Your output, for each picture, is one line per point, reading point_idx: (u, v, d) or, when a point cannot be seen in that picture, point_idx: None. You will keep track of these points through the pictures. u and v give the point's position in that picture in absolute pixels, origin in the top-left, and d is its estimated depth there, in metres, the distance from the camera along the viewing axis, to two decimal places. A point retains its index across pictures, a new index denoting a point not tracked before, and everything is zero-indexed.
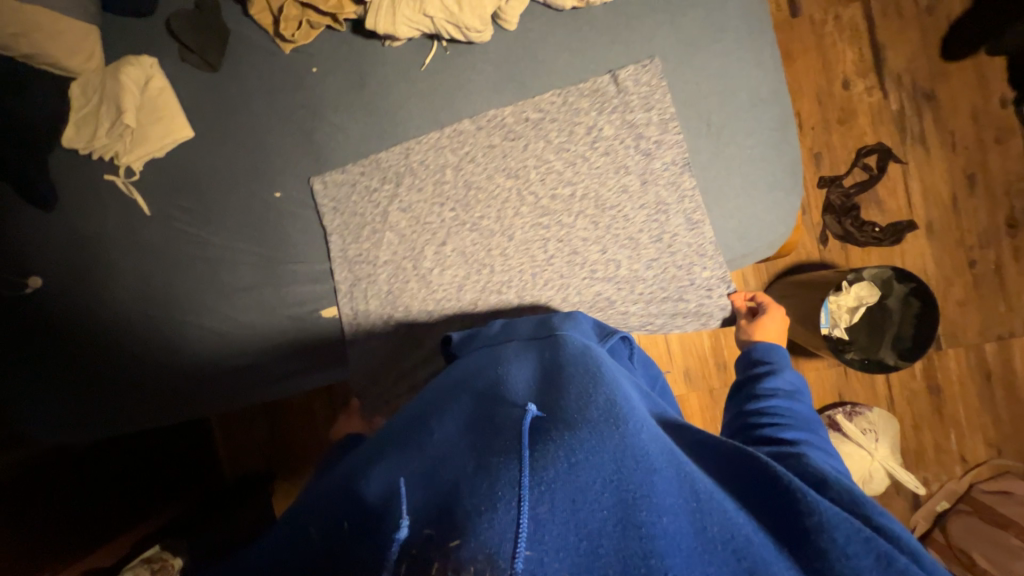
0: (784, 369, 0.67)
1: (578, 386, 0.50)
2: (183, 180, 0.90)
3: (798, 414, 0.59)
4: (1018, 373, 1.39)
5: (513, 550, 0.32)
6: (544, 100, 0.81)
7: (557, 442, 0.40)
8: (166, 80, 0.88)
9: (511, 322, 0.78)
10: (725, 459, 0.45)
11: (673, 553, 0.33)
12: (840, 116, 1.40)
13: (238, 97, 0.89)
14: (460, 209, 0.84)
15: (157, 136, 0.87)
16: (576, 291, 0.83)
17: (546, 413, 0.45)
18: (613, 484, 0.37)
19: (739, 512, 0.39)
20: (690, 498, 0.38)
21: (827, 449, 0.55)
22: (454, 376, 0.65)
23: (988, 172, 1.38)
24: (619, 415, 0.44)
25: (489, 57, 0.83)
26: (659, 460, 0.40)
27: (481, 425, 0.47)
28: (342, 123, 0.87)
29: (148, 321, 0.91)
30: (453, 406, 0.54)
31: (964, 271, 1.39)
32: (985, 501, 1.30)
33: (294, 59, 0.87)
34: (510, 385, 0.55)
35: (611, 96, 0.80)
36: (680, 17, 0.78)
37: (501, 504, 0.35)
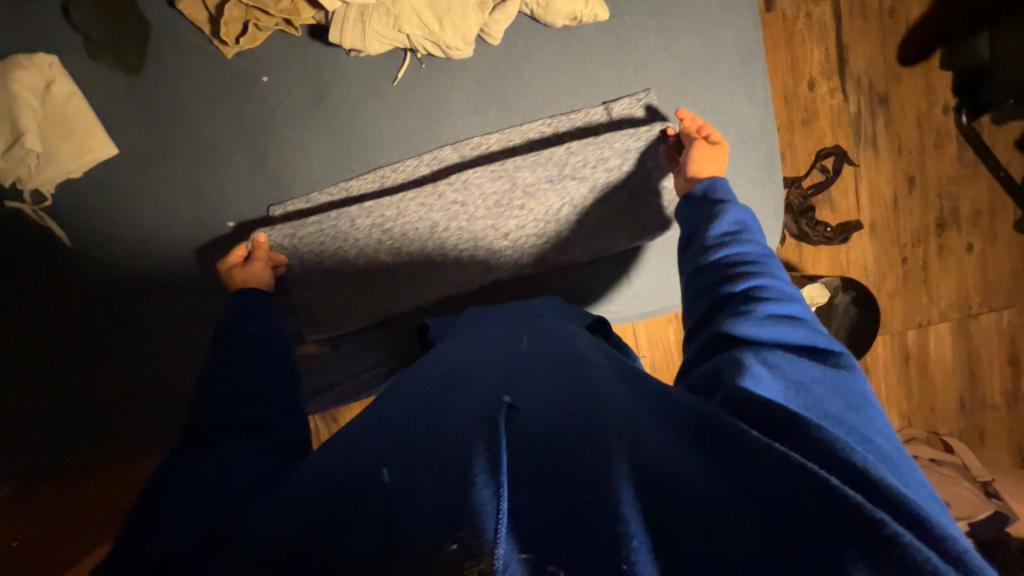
0: (732, 206, 0.65)
1: (553, 373, 0.51)
2: (109, 203, 0.77)
3: (754, 256, 0.59)
4: (931, 355, 1.58)
5: (492, 544, 0.31)
6: (534, 125, 0.76)
7: (542, 436, 0.40)
8: (72, 83, 0.72)
9: (484, 311, 0.76)
10: (690, 419, 0.42)
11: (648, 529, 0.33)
12: (804, 117, 1.43)
13: (169, 105, 0.75)
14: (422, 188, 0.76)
15: (71, 155, 0.73)
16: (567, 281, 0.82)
17: (524, 404, 0.44)
18: (596, 465, 0.37)
19: (709, 472, 0.37)
20: (667, 469, 0.37)
21: (781, 287, 0.56)
22: (426, 362, 0.62)
23: (926, 175, 1.49)
24: (592, 396, 0.45)
25: (477, 76, 0.75)
26: (638, 433, 0.40)
27: (450, 416, 0.44)
28: (301, 141, 0.76)
29: (84, 360, 0.80)
30: (426, 395, 0.50)
31: (897, 267, 1.53)
32: None
33: (239, 65, 0.73)
34: (485, 372, 0.52)
35: (595, 113, 0.76)
36: (676, 45, 0.75)
37: (478, 500, 0.34)
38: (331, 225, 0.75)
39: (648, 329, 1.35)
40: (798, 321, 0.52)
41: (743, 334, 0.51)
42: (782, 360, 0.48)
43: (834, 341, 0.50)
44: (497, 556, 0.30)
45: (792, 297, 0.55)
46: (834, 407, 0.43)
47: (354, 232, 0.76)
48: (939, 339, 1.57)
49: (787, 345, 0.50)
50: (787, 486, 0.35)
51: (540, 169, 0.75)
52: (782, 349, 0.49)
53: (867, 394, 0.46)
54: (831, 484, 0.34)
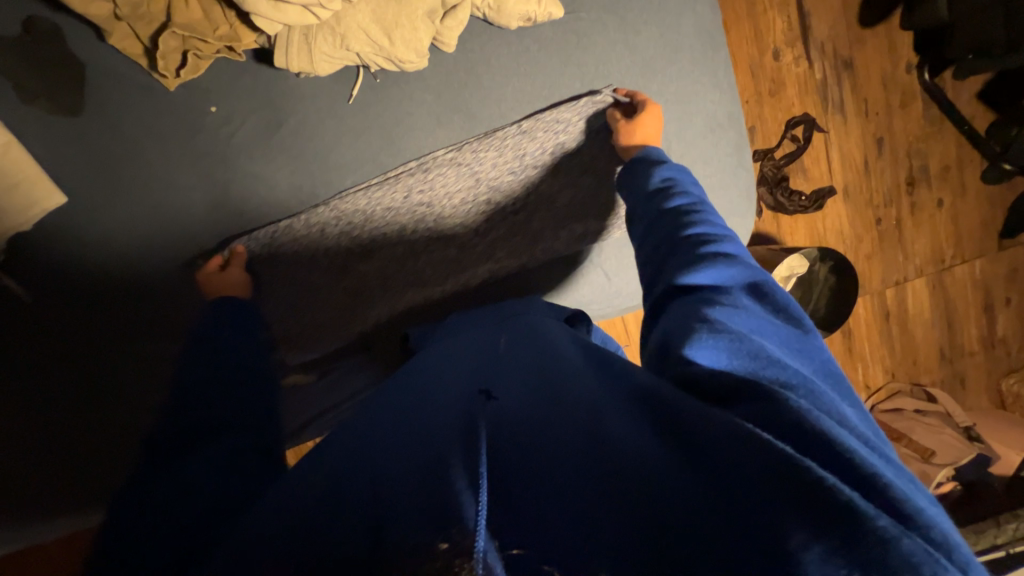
0: (668, 165, 0.66)
1: (529, 368, 0.50)
2: (61, 254, 0.72)
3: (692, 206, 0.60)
4: (909, 311, 1.63)
5: (473, 536, 0.30)
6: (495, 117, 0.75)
7: (522, 436, 0.39)
8: (6, 133, 0.66)
9: (465, 315, 0.76)
10: (650, 398, 0.42)
11: (636, 511, 0.34)
12: (771, 88, 1.43)
13: (117, 145, 0.71)
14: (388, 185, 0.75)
15: (18, 209, 0.68)
16: (540, 276, 0.82)
17: (503, 399, 0.44)
18: (571, 469, 0.36)
19: (677, 463, 0.36)
20: (649, 456, 0.37)
21: (718, 232, 0.57)
22: (404, 373, 0.60)
23: (894, 135, 1.51)
24: (565, 390, 0.45)
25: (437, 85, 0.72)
26: (616, 423, 0.40)
27: (426, 425, 0.43)
28: (260, 169, 0.73)
29: (48, 420, 0.73)
30: (405, 405, 0.49)
31: (872, 228, 1.55)
32: (883, 421, 1.57)
33: (185, 97, 0.70)
34: (463, 375, 0.51)
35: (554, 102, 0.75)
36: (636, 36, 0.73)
37: (457, 495, 0.33)
38: (300, 229, 0.75)
39: None
40: (735, 263, 0.53)
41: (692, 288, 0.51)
42: (723, 302, 0.48)
43: (767, 278, 0.52)
44: (478, 549, 0.29)
45: (727, 241, 0.56)
46: (773, 345, 0.44)
47: (322, 237, 0.75)
48: (916, 294, 1.62)
49: (726, 285, 0.51)
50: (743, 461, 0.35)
51: (500, 156, 0.75)
52: (721, 290, 0.50)
53: (800, 326, 0.47)
54: (784, 453, 0.34)
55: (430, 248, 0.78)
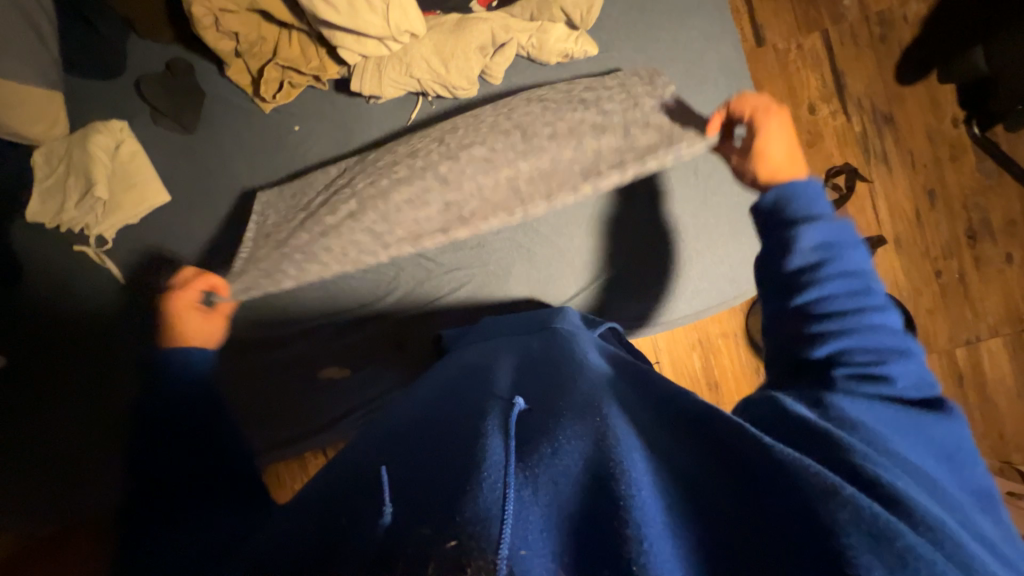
0: (823, 225, 0.53)
1: (566, 379, 0.49)
2: (155, 244, 0.84)
3: (841, 298, 0.51)
4: (987, 375, 1.46)
5: (497, 541, 0.28)
6: (541, 132, 0.73)
7: (545, 434, 0.38)
8: (138, 143, 0.83)
9: (498, 319, 0.79)
10: (688, 423, 0.41)
11: (652, 522, 0.30)
12: (809, 139, 1.46)
13: (218, 156, 0.85)
14: (439, 215, 0.71)
15: (133, 203, 0.82)
16: (573, 287, 0.88)
17: (536, 408, 0.43)
18: (590, 468, 0.34)
19: (715, 490, 0.34)
20: (673, 472, 0.35)
21: (873, 330, 0.49)
22: (441, 373, 0.63)
23: (947, 187, 1.46)
24: (599, 399, 0.43)
25: (481, 120, 0.76)
26: (639, 434, 0.39)
27: (456, 421, 0.43)
28: (327, 179, 0.84)
29: (124, 392, 0.83)
30: (433, 408, 0.51)
31: (932, 282, 1.46)
32: None
33: (275, 118, 0.84)
34: (495, 383, 0.51)
35: (591, 116, 0.73)
36: (661, 77, 0.77)
37: (485, 485, 0.32)
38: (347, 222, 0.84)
39: (672, 352, 1.24)
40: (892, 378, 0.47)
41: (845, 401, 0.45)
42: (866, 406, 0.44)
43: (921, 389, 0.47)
44: (502, 554, 0.27)
45: (881, 344, 0.49)
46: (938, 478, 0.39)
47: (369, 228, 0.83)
48: (993, 357, 1.46)
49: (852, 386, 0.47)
50: (792, 486, 0.32)
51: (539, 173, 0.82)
52: (850, 392, 0.46)
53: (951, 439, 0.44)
54: (831, 482, 0.32)
55: None
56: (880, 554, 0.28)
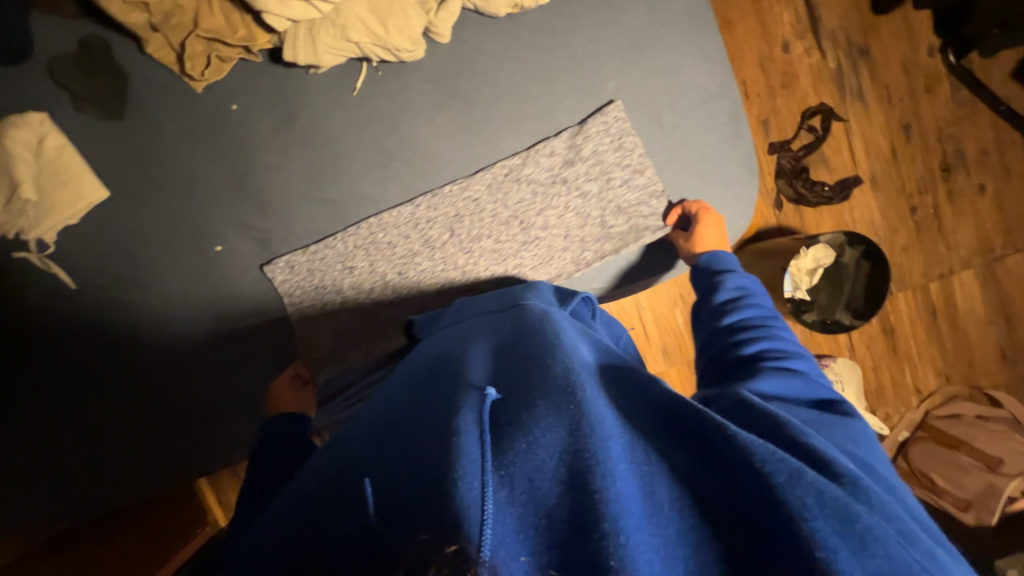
0: (736, 273, 0.72)
1: (538, 361, 0.50)
2: (102, 244, 0.79)
3: (754, 318, 0.65)
4: (959, 306, 1.50)
5: (479, 547, 0.32)
6: (535, 223, 0.82)
7: (520, 426, 0.41)
8: (63, 136, 0.76)
9: (470, 300, 0.76)
10: (662, 410, 0.44)
11: (626, 515, 0.34)
12: (783, 80, 1.41)
13: (152, 143, 0.78)
14: (447, 264, 0.83)
15: (66, 202, 0.76)
16: (548, 271, 0.84)
17: (508, 395, 0.46)
18: (564, 466, 0.38)
19: (694, 469, 0.40)
20: (641, 462, 0.40)
21: (785, 344, 0.60)
22: (412, 366, 0.61)
23: (922, 120, 1.44)
24: (574, 383, 0.46)
25: (481, 206, 0.81)
26: (613, 427, 0.41)
27: (434, 411, 0.46)
28: (276, 161, 0.79)
29: (97, 397, 0.81)
30: (412, 395, 0.52)
31: (907, 219, 1.46)
32: (938, 428, 1.42)
33: (209, 97, 0.77)
34: (470, 367, 0.52)
35: (574, 200, 0.82)
36: (629, 135, 0.79)
37: (463, 493, 0.36)
38: (321, 252, 0.82)
39: (654, 310, 1.24)
40: (804, 382, 0.55)
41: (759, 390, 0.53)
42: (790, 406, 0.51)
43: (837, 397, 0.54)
44: (484, 557, 0.32)
45: (792, 354, 0.58)
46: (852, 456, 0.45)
47: (343, 246, 0.82)
48: (965, 288, 1.49)
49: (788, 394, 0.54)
50: (742, 469, 0.38)
51: (513, 172, 0.80)
52: (785, 400, 0.53)
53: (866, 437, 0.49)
54: (791, 468, 0.37)
55: (438, 238, 0.82)
56: (845, 534, 0.34)
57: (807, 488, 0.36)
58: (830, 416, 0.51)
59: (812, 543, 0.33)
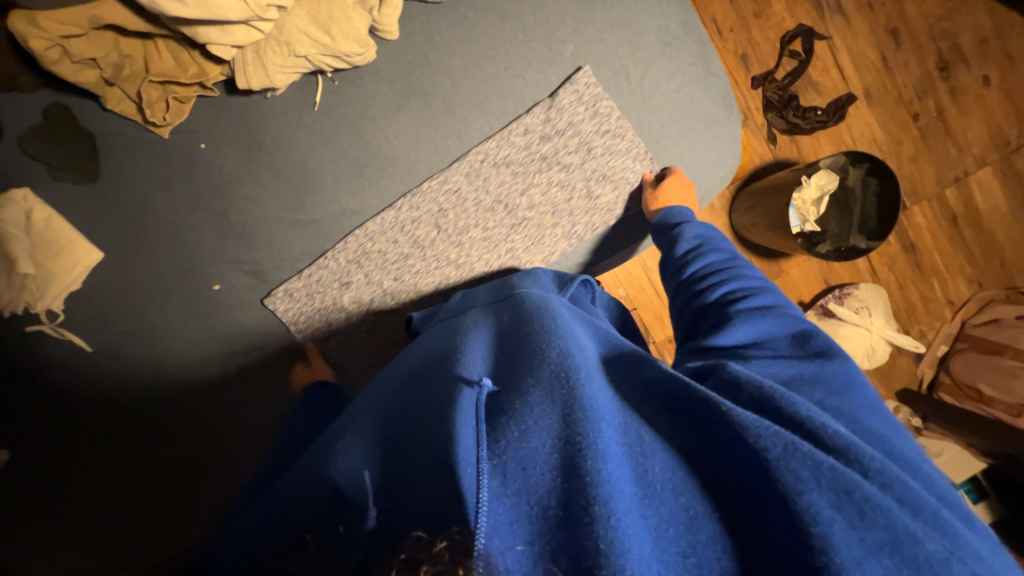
0: (692, 222, 0.71)
1: (533, 347, 0.50)
2: (107, 304, 0.81)
3: (719, 266, 0.65)
4: (981, 208, 1.43)
5: (474, 533, 0.33)
6: (520, 205, 0.81)
7: (512, 414, 0.42)
8: (49, 207, 0.78)
9: (470, 291, 0.76)
10: (664, 393, 0.46)
11: (618, 497, 0.36)
12: (755, 9, 1.35)
13: (133, 196, 0.79)
14: (440, 261, 0.83)
15: (65, 269, 0.78)
16: (541, 250, 0.83)
17: (504, 386, 0.46)
18: (560, 457, 0.38)
19: (691, 454, 0.41)
20: (634, 445, 0.41)
21: (751, 287, 0.61)
22: (415, 359, 0.60)
23: (909, 21, 1.36)
24: (568, 367, 0.45)
25: (463, 197, 0.80)
26: (607, 411, 0.42)
27: (433, 408, 0.46)
28: (254, 192, 0.79)
29: (127, 457, 0.81)
30: (414, 393, 0.53)
31: (910, 127, 1.39)
32: (976, 336, 1.37)
33: (175, 141, 0.77)
34: (466, 357, 0.52)
35: (556, 174, 0.80)
36: (603, 99, 0.77)
37: (463, 481, 0.37)
38: (315, 272, 0.82)
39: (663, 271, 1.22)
40: (776, 325, 0.56)
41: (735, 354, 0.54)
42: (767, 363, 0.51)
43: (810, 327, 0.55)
44: (477, 545, 0.32)
45: (759, 294, 0.60)
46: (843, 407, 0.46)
47: (335, 262, 0.82)
48: (985, 187, 1.42)
49: (764, 338, 0.55)
50: (741, 450, 0.40)
51: (489, 159, 0.78)
52: (760, 346, 0.54)
53: (847, 368, 0.49)
54: (785, 441, 0.39)
55: (427, 237, 0.81)
56: (840, 506, 0.36)
57: (801, 459, 0.38)
58: (807, 351, 0.52)
59: (806, 516, 0.36)
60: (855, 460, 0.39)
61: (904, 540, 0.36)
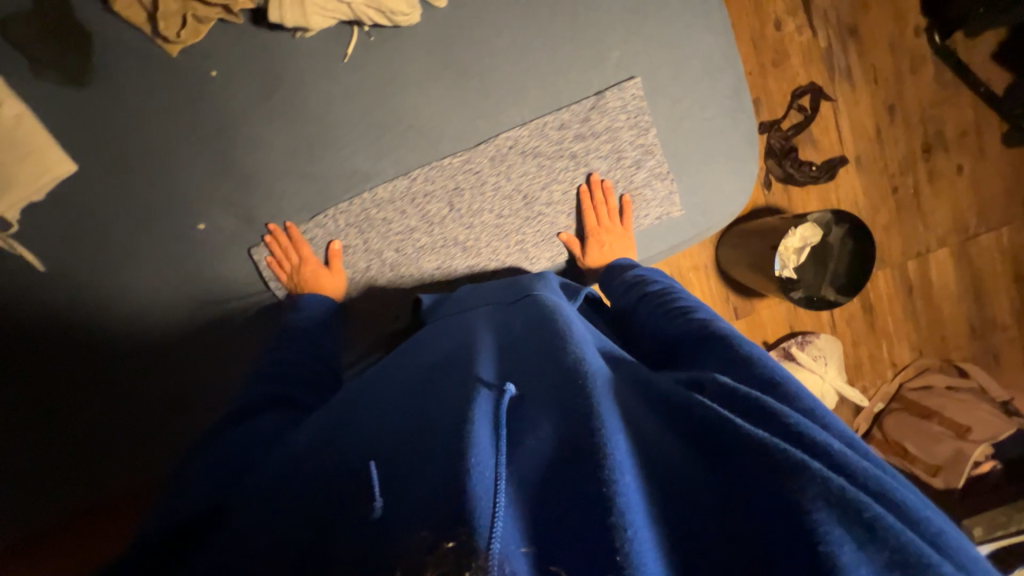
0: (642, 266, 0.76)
1: (551, 351, 0.49)
2: (78, 223, 0.74)
3: (663, 291, 0.67)
4: (934, 283, 1.56)
5: (489, 541, 0.32)
6: (539, 198, 0.80)
7: (528, 423, 0.42)
8: (22, 103, 0.69)
9: (478, 286, 0.76)
10: (668, 408, 0.43)
11: (635, 510, 0.35)
12: (775, 58, 1.41)
13: (125, 112, 0.72)
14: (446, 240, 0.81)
15: (31, 175, 0.70)
16: (548, 247, 0.83)
17: (525, 394, 0.45)
18: (585, 472, 0.36)
19: (687, 454, 0.40)
20: (648, 462, 0.39)
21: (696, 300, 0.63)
22: (424, 357, 0.59)
23: (906, 101, 1.47)
24: (584, 376, 0.44)
25: (483, 179, 0.79)
26: (612, 414, 0.41)
27: (445, 401, 0.45)
28: (259, 134, 0.74)
29: (77, 389, 0.76)
30: (422, 385, 0.51)
31: (889, 198, 1.50)
32: (911, 399, 1.49)
33: (185, 62, 0.72)
34: (480, 359, 0.51)
35: (581, 175, 0.80)
36: (646, 114, 0.78)
37: (477, 481, 0.35)
38: (313, 231, 0.78)
39: None
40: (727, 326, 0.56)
41: (723, 356, 0.50)
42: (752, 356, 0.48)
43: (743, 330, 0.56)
44: (493, 552, 0.31)
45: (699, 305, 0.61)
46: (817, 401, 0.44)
47: (337, 223, 0.79)
48: (940, 265, 1.55)
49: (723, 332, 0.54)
50: (756, 461, 0.36)
51: (515, 148, 0.78)
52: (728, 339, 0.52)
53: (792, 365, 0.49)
54: (784, 451, 0.36)
55: (440, 214, 0.80)
56: (844, 524, 0.33)
57: (828, 495, 0.34)
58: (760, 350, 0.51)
59: (814, 537, 0.32)
60: (851, 476, 0.36)
61: (915, 561, 0.32)
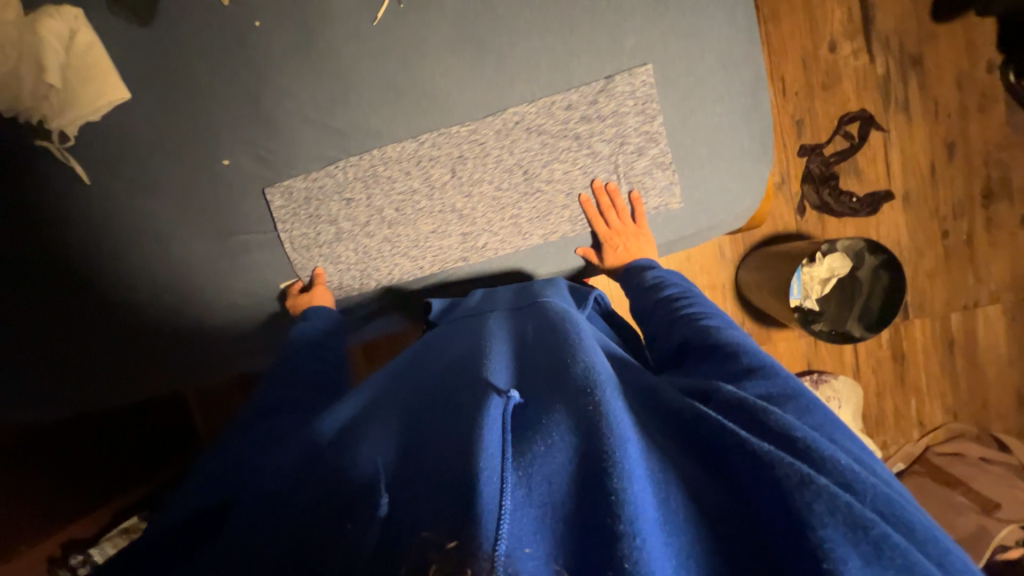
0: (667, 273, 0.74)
1: (561, 355, 0.49)
2: (125, 147, 0.82)
3: (677, 298, 0.66)
4: (979, 341, 1.42)
5: (495, 540, 0.31)
6: (539, 175, 0.83)
7: (536, 427, 0.41)
8: (93, 34, 0.78)
9: (491, 291, 0.80)
10: (678, 425, 0.42)
11: (644, 515, 0.33)
12: (825, 81, 1.35)
13: (175, 51, 0.80)
14: (445, 207, 0.84)
15: (92, 98, 0.79)
16: (542, 224, 0.86)
17: (529, 399, 0.45)
18: (587, 471, 0.36)
19: (690, 468, 0.39)
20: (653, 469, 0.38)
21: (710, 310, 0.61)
22: (431, 360, 0.61)
23: (969, 141, 1.36)
24: (593, 383, 0.43)
25: (487, 151, 0.81)
26: (625, 421, 0.40)
27: (455, 403, 0.47)
28: (287, 83, 0.80)
29: (106, 298, 0.86)
30: (434, 391, 0.53)
31: (937, 242, 1.39)
32: (936, 463, 1.36)
33: (232, 11, 0.78)
34: (493, 363, 0.52)
35: (582, 157, 0.82)
36: (654, 102, 0.78)
37: (484, 490, 0.34)
38: (322, 180, 0.83)
39: None
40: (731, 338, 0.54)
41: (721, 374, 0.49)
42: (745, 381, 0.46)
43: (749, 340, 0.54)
44: (499, 553, 0.30)
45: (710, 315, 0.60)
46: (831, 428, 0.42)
47: (343, 176, 0.83)
48: (989, 323, 1.41)
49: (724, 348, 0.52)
50: (768, 478, 0.35)
51: (520, 123, 0.80)
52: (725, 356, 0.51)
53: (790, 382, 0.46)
54: (800, 473, 0.34)
55: (442, 179, 0.83)
56: (856, 543, 0.32)
57: (845, 520, 0.32)
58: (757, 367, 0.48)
59: (828, 562, 0.31)
60: (862, 494, 0.35)
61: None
